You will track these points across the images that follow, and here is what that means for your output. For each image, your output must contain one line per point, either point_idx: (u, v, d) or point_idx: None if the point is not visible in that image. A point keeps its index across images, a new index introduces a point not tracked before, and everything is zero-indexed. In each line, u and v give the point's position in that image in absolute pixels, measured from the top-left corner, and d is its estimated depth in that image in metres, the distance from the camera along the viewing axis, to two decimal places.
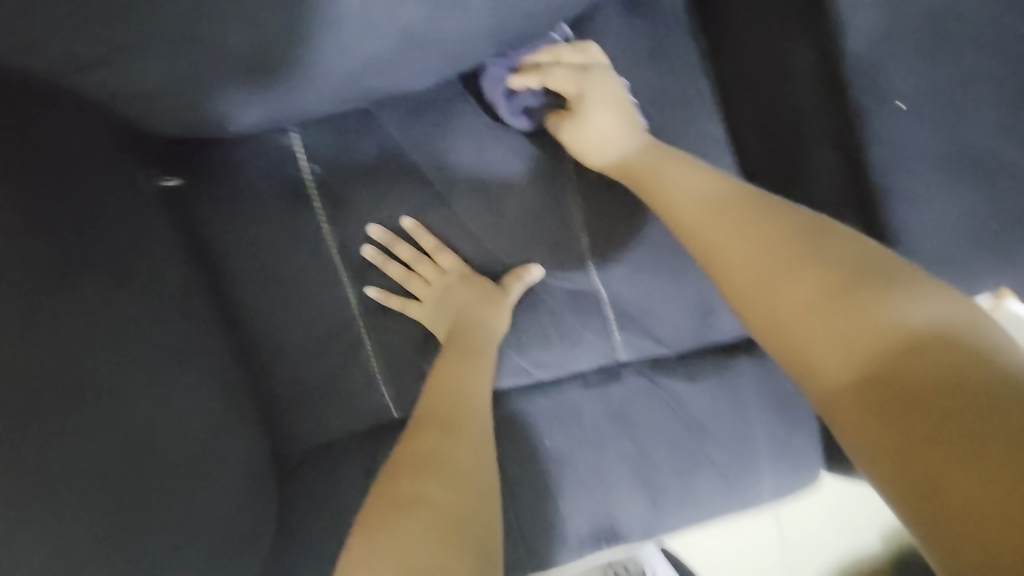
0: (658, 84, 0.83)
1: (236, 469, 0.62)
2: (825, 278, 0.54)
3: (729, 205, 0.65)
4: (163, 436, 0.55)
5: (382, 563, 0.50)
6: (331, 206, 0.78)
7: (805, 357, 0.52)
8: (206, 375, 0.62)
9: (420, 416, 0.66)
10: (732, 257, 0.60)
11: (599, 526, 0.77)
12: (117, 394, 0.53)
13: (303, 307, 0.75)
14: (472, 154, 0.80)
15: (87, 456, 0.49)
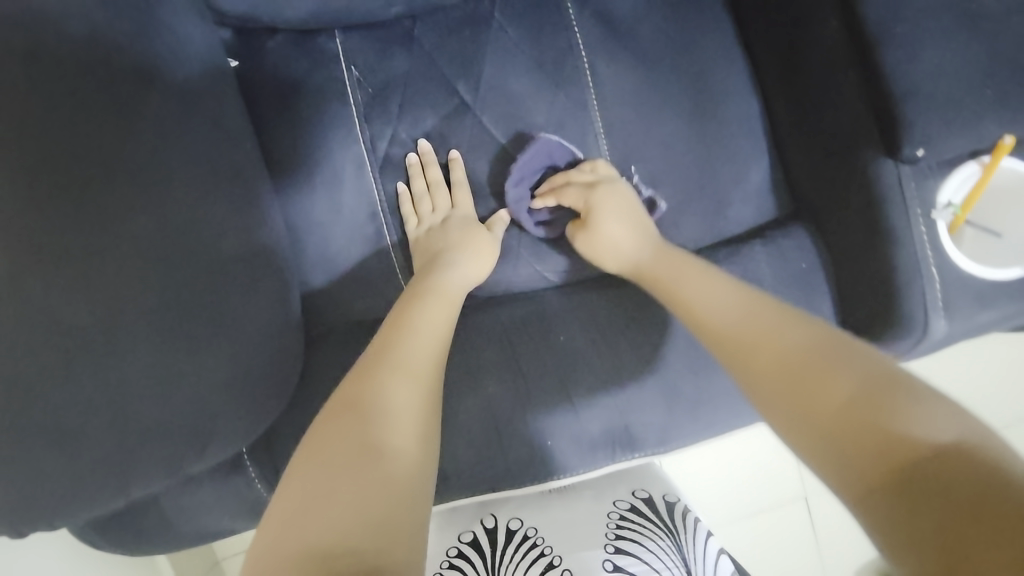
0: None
1: (261, 337, 0.63)
2: (854, 390, 0.44)
3: (752, 311, 0.56)
4: (184, 288, 0.56)
5: (291, 526, 0.41)
6: (365, 102, 0.79)
7: (838, 459, 0.42)
8: (250, 243, 0.62)
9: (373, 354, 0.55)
10: (753, 357, 0.52)
11: (613, 428, 0.81)
12: (173, 251, 0.56)
13: (339, 197, 0.77)
14: (499, 65, 0.80)
15: (142, 305, 0.53)
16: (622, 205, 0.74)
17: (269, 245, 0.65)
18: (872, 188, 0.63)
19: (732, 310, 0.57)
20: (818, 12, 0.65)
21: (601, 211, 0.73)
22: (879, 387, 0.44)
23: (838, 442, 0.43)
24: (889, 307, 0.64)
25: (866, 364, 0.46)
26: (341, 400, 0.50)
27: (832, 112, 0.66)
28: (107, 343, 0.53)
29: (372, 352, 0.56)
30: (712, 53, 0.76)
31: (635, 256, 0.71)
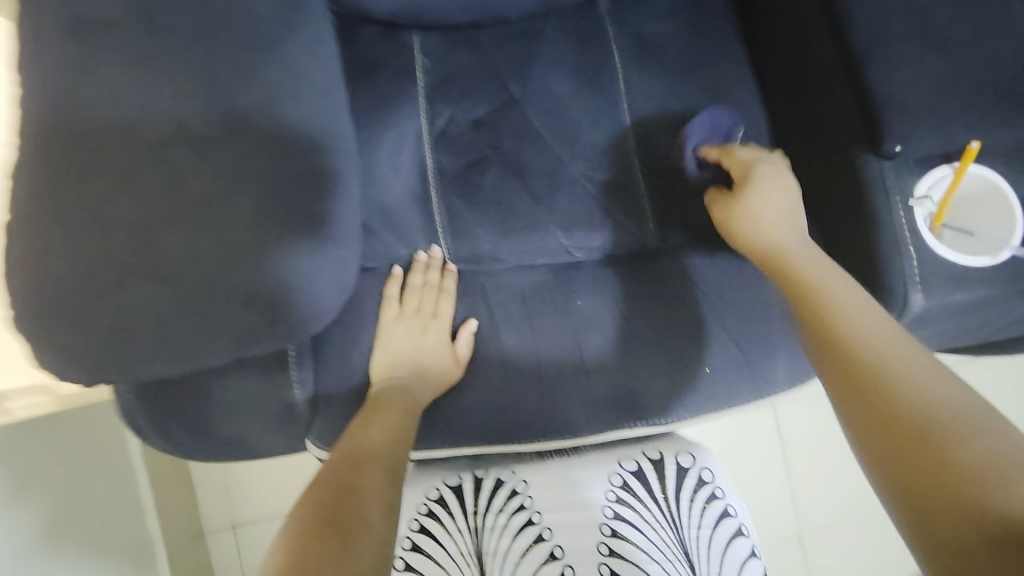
0: (718, 29, 0.93)
1: (293, 251, 0.66)
2: (980, 458, 0.47)
3: (885, 327, 0.60)
4: (231, 203, 0.65)
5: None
6: (430, 88, 0.93)
7: (891, 471, 0.51)
8: (288, 162, 0.67)
9: (326, 475, 0.67)
10: (858, 340, 0.59)
11: (619, 392, 0.86)
12: (228, 172, 0.65)
13: (398, 160, 0.90)
14: (546, 71, 0.95)
15: (193, 216, 0.63)
16: (785, 192, 0.79)
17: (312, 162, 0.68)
18: (858, 179, 0.74)
19: (883, 337, 0.59)
20: (817, 39, 0.79)
21: (767, 180, 0.79)
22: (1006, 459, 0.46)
23: (925, 496, 0.47)
24: (872, 282, 0.73)
25: (991, 430, 0.49)
26: (298, 531, 0.57)
27: (828, 120, 0.79)
28: (220, 215, 0.64)
29: (329, 473, 0.67)
30: (728, 75, 0.91)
31: (776, 240, 0.75)
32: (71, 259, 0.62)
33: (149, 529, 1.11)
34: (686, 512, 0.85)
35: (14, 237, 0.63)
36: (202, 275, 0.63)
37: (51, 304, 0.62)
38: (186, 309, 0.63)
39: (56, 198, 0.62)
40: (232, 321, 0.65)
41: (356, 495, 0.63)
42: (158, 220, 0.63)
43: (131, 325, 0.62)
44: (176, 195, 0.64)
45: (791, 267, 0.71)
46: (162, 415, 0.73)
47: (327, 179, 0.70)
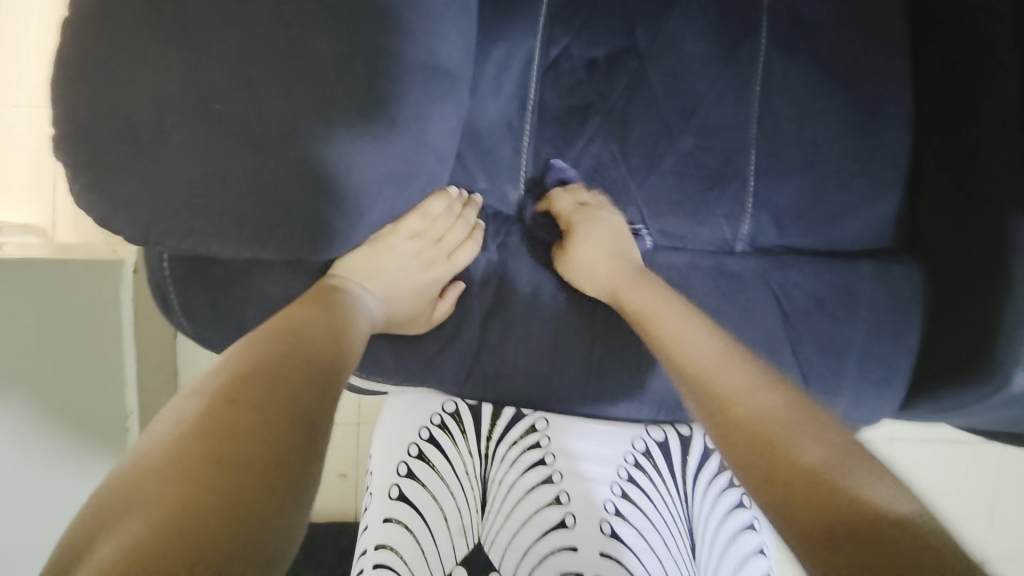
0: (889, 31, 0.81)
1: (340, 131, 0.54)
2: (761, 419, 0.57)
3: (724, 358, 0.64)
4: (281, 57, 0.52)
5: (189, 470, 0.41)
6: (553, 4, 0.78)
7: (759, 484, 0.53)
8: (353, 20, 0.53)
9: (294, 331, 0.57)
10: (684, 340, 0.66)
11: (667, 393, 0.81)
12: (283, 18, 0.52)
13: (499, 78, 0.77)
14: (688, 18, 0.80)
15: (237, 63, 0.51)
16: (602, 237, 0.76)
17: (369, 23, 0.54)
18: (1004, 242, 0.71)
19: (740, 384, 0.61)
20: (1004, 77, 0.72)
21: (588, 232, 0.76)
22: (839, 457, 0.53)
23: (758, 450, 0.55)
24: (986, 350, 0.71)
25: (829, 438, 0.55)
26: (210, 414, 0.46)
27: (993, 169, 0.73)
28: (339, 87, 0.53)
29: (306, 327, 0.58)
30: (884, 86, 0.80)
31: (621, 275, 0.74)
32: (114, 89, 0.50)
33: (125, 405, 1.10)
34: (700, 494, 0.80)
35: (65, 45, 0.52)
36: (307, 153, 0.54)
37: (107, 135, 0.51)
38: (278, 188, 0.54)
39: (136, 12, 0.50)
40: (260, 202, 0.54)
41: (294, 379, 0.52)
42: (209, 59, 0.51)
43: (205, 187, 0.53)
44: (226, 27, 0.51)
45: (662, 335, 0.68)
46: (195, 293, 0.67)
47: (389, 49, 0.55)
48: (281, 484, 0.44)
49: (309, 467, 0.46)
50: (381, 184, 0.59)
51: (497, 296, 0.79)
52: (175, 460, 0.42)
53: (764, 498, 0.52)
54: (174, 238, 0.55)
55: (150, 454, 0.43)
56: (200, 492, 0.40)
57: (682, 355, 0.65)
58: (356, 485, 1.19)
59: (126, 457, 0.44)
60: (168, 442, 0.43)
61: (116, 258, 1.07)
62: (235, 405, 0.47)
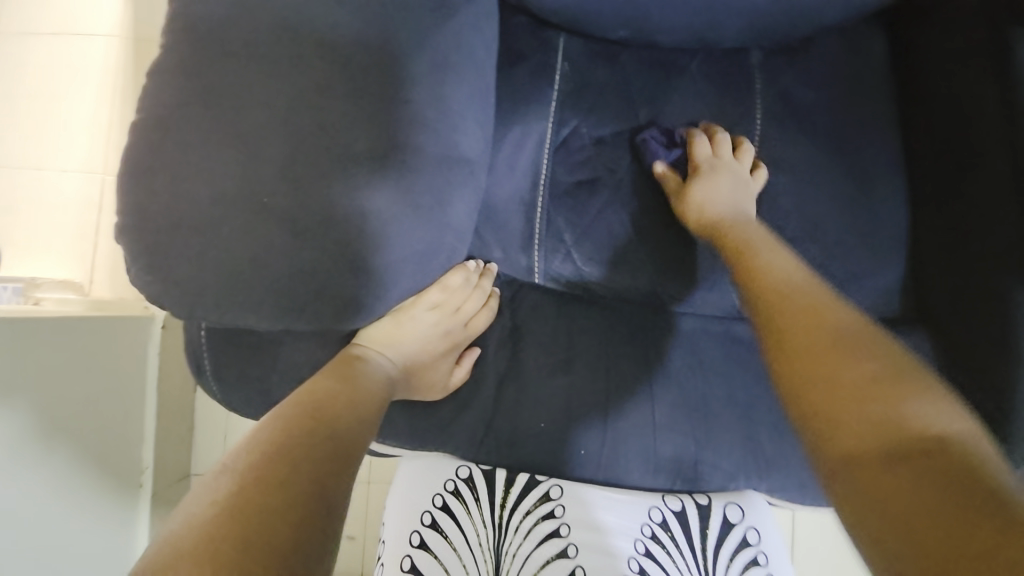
0: (876, 113, 0.86)
1: (372, 217, 0.59)
2: (925, 426, 0.45)
3: (851, 332, 0.55)
4: (320, 154, 0.58)
5: (215, 552, 0.42)
6: (562, 93, 0.86)
7: (865, 509, 0.42)
8: (386, 119, 0.60)
9: (319, 404, 0.60)
10: (831, 323, 0.56)
11: (682, 460, 0.80)
12: (324, 120, 0.59)
13: (514, 159, 0.84)
14: (687, 104, 0.87)
15: (280, 159, 0.57)
16: (723, 193, 0.78)
17: (399, 122, 0.60)
18: (1010, 314, 0.72)
19: (865, 368, 0.50)
20: (991, 156, 0.76)
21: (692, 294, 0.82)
22: (970, 440, 0.44)
23: (894, 452, 0.44)
24: (1002, 419, 0.72)
25: (877, 362, 0.50)
26: (237, 492, 0.47)
27: (990, 241, 0.75)
28: (373, 179, 0.59)
29: (330, 400, 0.61)
30: (877, 163, 0.85)
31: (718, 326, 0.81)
32: (170, 183, 0.57)
33: (142, 460, 1.12)
34: (722, 571, 0.76)
35: (135, 144, 0.59)
36: (341, 237, 0.59)
37: (163, 222, 0.57)
38: (315, 268, 0.59)
39: (200, 116, 0.58)
40: (296, 280, 0.59)
41: (317, 454, 0.53)
42: (256, 156, 0.57)
43: (249, 268, 0.57)
44: (273, 129, 0.58)
45: (820, 308, 0.59)
46: (226, 360, 0.71)
47: (417, 144, 0.61)
48: (302, 565, 0.44)
49: (328, 548, 0.47)
50: (406, 262, 0.63)
51: (512, 361, 0.81)
52: (205, 539, 0.43)
53: (857, 513, 0.43)
54: (214, 313, 0.59)
55: (179, 534, 0.43)
56: (226, 575, 0.41)
57: (823, 322, 0.56)
58: (365, 549, 1.16)
59: (156, 537, 0.44)
60: (199, 521, 0.44)
61: (146, 314, 1.13)
62: (261, 482, 0.48)
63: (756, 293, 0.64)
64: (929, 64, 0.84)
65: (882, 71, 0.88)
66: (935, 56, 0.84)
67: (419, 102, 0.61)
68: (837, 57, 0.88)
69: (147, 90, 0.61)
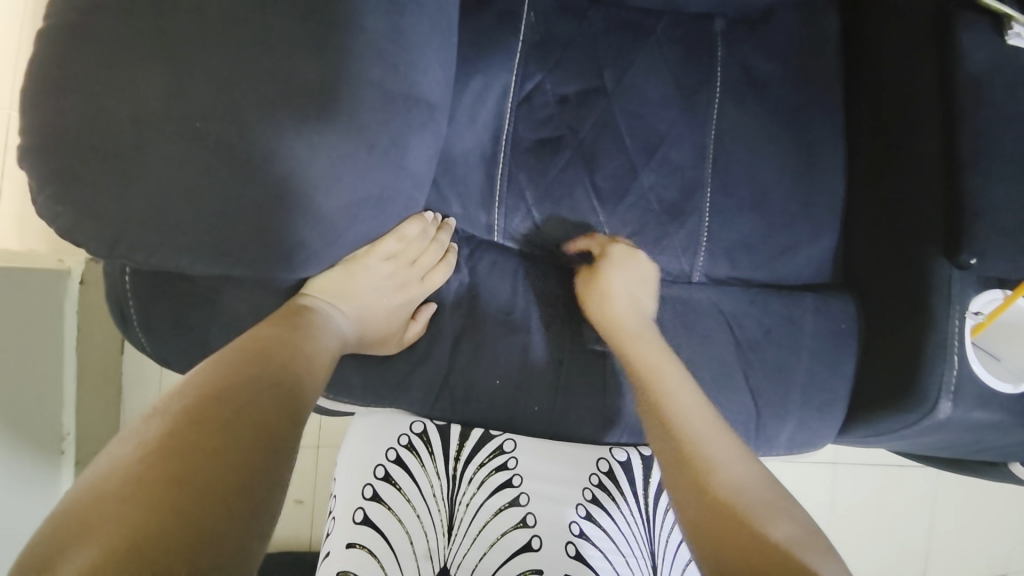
0: (825, 90, 0.90)
1: (317, 152, 0.55)
2: (744, 506, 0.60)
3: (714, 433, 0.68)
4: (260, 79, 0.53)
5: (143, 495, 0.40)
6: (528, 46, 0.83)
7: (705, 536, 0.59)
8: (336, 47, 0.55)
9: (263, 350, 0.56)
10: (704, 448, 0.66)
11: (630, 415, 0.83)
12: (267, 42, 0.53)
13: (476, 110, 0.81)
14: (651, 67, 0.86)
15: (215, 82, 0.52)
16: (631, 276, 0.81)
17: (347, 50, 0.56)
18: (924, 279, 0.79)
19: (721, 447, 0.67)
20: (923, 133, 0.81)
21: (619, 267, 0.80)
22: (764, 505, 0.61)
23: (724, 540, 0.58)
24: (911, 377, 0.78)
25: (761, 484, 0.63)
26: (169, 436, 0.44)
27: (915, 213, 0.82)
28: (320, 110, 0.55)
29: (274, 346, 0.57)
30: (821, 137, 0.89)
31: (621, 311, 0.79)
32: (83, 102, 0.50)
33: (62, 426, 1.03)
34: (661, 514, 0.81)
35: (43, 56, 0.51)
36: (282, 173, 0.54)
37: (76, 146, 0.50)
38: (256, 206, 0.54)
39: (119, 27, 0.51)
40: (231, 218, 0.54)
41: (259, 398, 0.51)
42: (187, 77, 0.51)
43: (180, 202, 0.52)
44: (208, 48, 0.52)
45: (669, 414, 0.70)
46: (156, 309, 0.65)
47: (370, 77, 0.57)
48: (242, 507, 0.42)
49: (271, 491, 0.45)
50: (359, 206, 0.60)
51: (468, 319, 0.80)
52: (131, 482, 0.41)
53: (709, 549, 0.58)
54: (139, 253, 0.54)
55: (106, 477, 0.41)
56: (159, 515, 0.39)
57: (666, 454, 0.67)
58: (313, 511, 1.15)
59: (82, 482, 0.42)
60: (127, 464, 0.42)
61: (61, 267, 1.02)
62: (198, 425, 0.46)
63: (630, 366, 0.75)
64: (874, 46, 0.89)
65: (832, 49, 0.91)
66: (879, 38, 0.88)
67: (375, 32, 0.57)
68: (794, 31, 0.90)
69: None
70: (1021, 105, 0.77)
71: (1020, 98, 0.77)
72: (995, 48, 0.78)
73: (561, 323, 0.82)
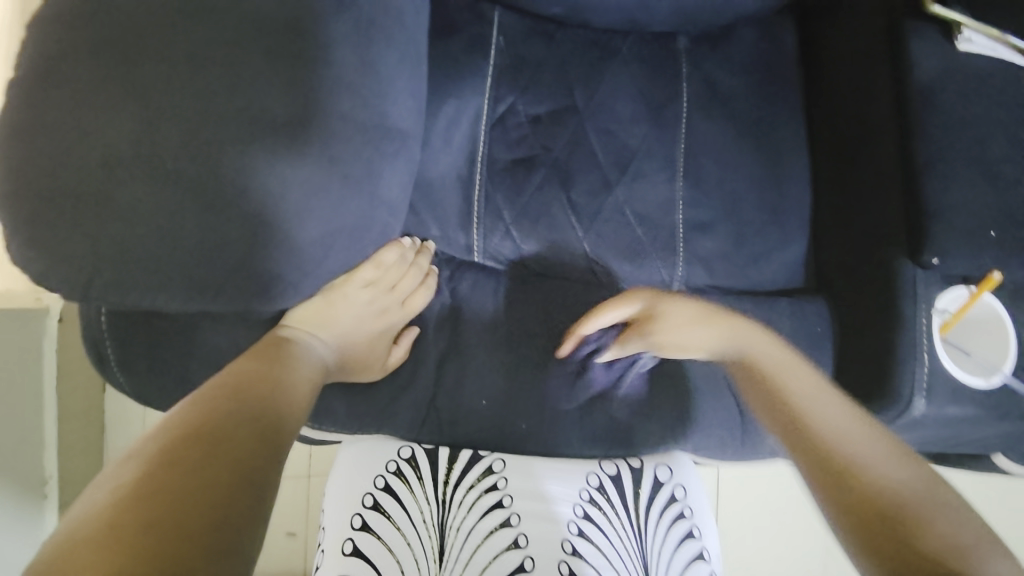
0: (787, 101, 0.94)
1: (290, 186, 0.56)
2: (898, 504, 0.49)
3: (831, 407, 0.59)
4: (230, 117, 0.54)
5: (119, 541, 0.39)
6: (498, 70, 0.85)
7: (849, 528, 0.49)
8: (304, 83, 0.56)
9: (242, 386, 0.56)
10: (814, 417, 0.58)
11: (617, 427, 0.84)
12: (235, 81, 0.54)
13: (450, 135, 0.83)
14: (619, 85, 0.89)
15: (184, 122, 0.53)
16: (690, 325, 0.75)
17: (314, 84, 0.57)
18: (890, 281, 0.81)
19: (823, 400, 0.61)
20: (881, 139, 0.85)
21: (673, 326, 0.75)
22: (921, 493, 0.50)
23: (878, 543, 0.47)
24: (884, 376, 0.80)
25: (911, 467, 0.52)
26: (145, 480, 0.44)
27: (879, 216, 0.84)
28: (290, 144, 0.56)
29: (253, 381, 0.57)
30: (786, 146, 0.92)
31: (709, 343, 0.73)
32: (53, 148, 0.51)
33: (45, 469, 1.01)
34: (654, 527, 0.81)
35: (13, 104, 0.52)
36: (255, 208, 0.55)
37: (46, 192, 0.51)
38: (229, 242, 0.55)
39: (88, 72, 0.51)
40: (205, 255, 0.54)
41: (237, 436, 0.50)
42: (157, 119, 0.52)
43: (154, 242, 0.53)
44: (177, 90, 0.53)
45: (776, 381, 0.64)
46: (135, 348, 0.65)
47: (339, 110, 0.58)
48: (221, 548, 0.42)
49: (250, 529, 0.44)
50: (335, 235, 0.61)
51: (452, 340, 0.81)
52: (102, 532, 0.40)
53: (861, 551, 0.48)
54: (114, 294, 0.54)
55: (79, 526, 0.40)
56: (134, 561, 0.38)
57: (788, 428, 0.59)
58: (305, 542, 1.13)
59: (54, 532, 0.41)
60: (101, 511, 0.41)
61: (39, 306, 1.00)
62: (176, 466, 0.45)
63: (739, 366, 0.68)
64: (831, 57, 0.92)
65: (791, 62, 0.95)
66: (835, 51, 0.92)
67: (342, 67, 0.58)
68: (755, 47, 0.94)
69: (26, 42, 0.54)
70: (971, 109, 0.81)
71: (970, 103, 0.81)
72: (943, 56, 0.82)
73: (543, 340, 0.83)
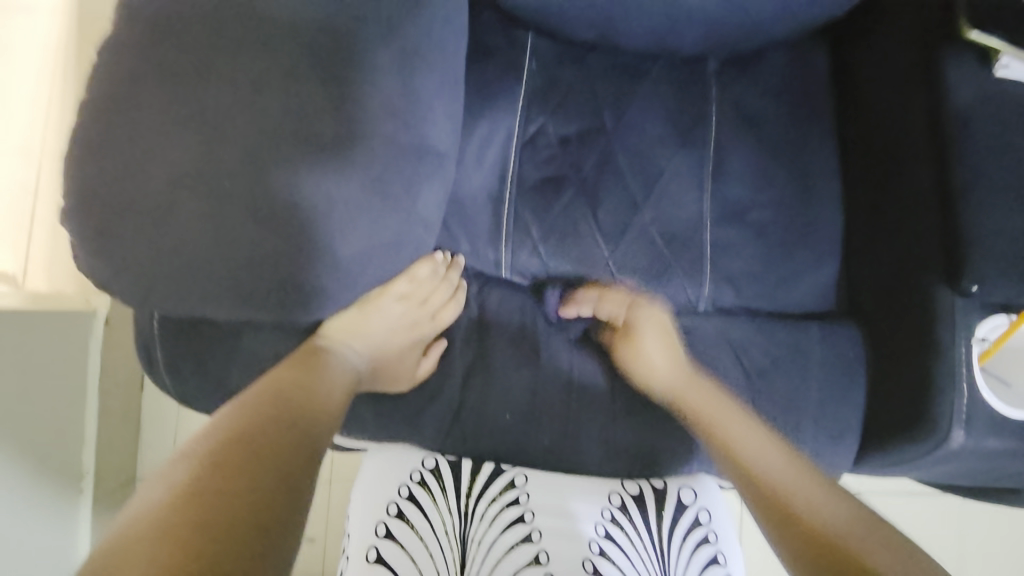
0: (818, 124, 0.93)
1: (336, 204, 0.59)
2: None
3: None
4: (282, 138, 0.57)
5: (175, 537, 0.41)
6: (530, 92, 0.88)
7: None
8: (350, 106, 0.59)
9: (283, 394, 0.59)
10: None
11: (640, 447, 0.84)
12: (288, 105, 0.58)
13: (483, 154, 0.85)
14: (648, 108, 0.91)
15: (240, 143, 0.56)
16: None
17: (359, 108, 0.60)
18: (927, 306, 0.80)
19: None
20: (915, 162, 0.83)
21: None
22: None
23: None
24: (920, 405, 0.78)
25: None
26: (199, 480, 0.46)
27: (914, 242, 0.83)
28: (338, 165, 0.59)
29: (293, 389, 0.60)
30: (816, 169, 0.92)
31: None
32: (122, 165, 0.55)
33: (81, 465, 1.06)
34: (677, 550, 0.80)
35: (86, 123, 0.56)
36: (302, 224, 0.58)
37: (114, 205, 0.55)
38: (278, 254, 0.58)
39: (156, 96, 0.56)
40: (254, 267, 0.57)
41: (280, 441, 0.53)
42: (216, 139, 0.56)
43: (208, 254, 0.56)
44: (235, 112, 0.56)
45: None
46: (181, 353, 0.68)
47: (382, 133, 0.61)
48: (265, 549, 0.44)
49: (290, 531, 0.46)
50: (373, 251, 0.63)
51: (478, 353, 0.82)
52: (160, 527, 0.42)
53: None
54: (169, 301, 0.57)
55: (137, 523, 0.43)
56: (189, 557, 0.40)
57: None
58: (325, 548, 1.14)
59: (114, 526, 0.43)
60: (158, 508, 0.44)
61: (87, 307, 1.06)
62: (225, 469, 0.48)
63: None
64: (864, 81, 0.92)
65: (822, 86, 0.95)
66: (868, 74, 0.92)
67: (386, 91, 0.61)
68: (786, 70, 0.94)
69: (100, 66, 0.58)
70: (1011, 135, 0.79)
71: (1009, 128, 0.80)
72: (980, 82, 0.81)
73: (570, 357, 0.84)
